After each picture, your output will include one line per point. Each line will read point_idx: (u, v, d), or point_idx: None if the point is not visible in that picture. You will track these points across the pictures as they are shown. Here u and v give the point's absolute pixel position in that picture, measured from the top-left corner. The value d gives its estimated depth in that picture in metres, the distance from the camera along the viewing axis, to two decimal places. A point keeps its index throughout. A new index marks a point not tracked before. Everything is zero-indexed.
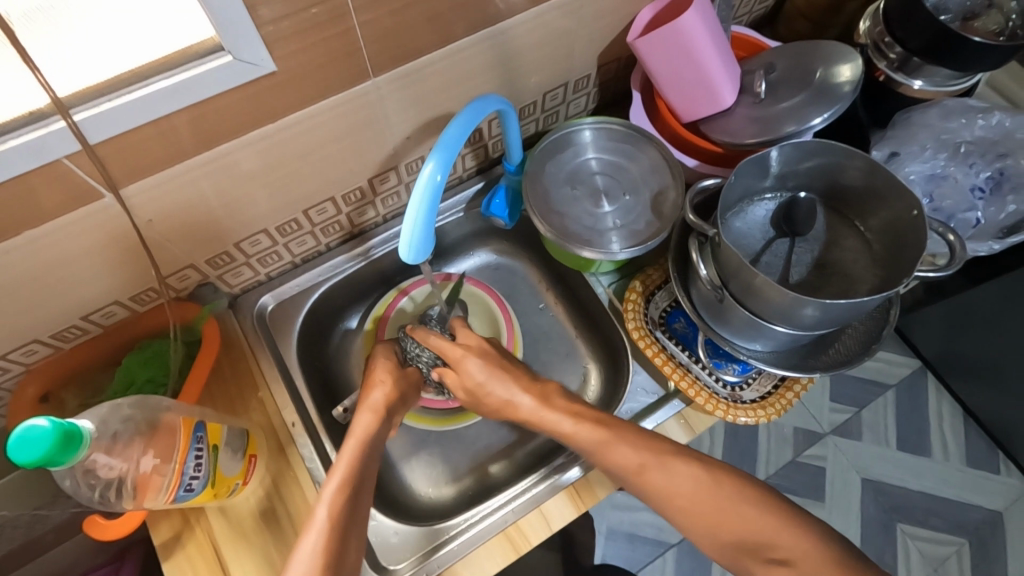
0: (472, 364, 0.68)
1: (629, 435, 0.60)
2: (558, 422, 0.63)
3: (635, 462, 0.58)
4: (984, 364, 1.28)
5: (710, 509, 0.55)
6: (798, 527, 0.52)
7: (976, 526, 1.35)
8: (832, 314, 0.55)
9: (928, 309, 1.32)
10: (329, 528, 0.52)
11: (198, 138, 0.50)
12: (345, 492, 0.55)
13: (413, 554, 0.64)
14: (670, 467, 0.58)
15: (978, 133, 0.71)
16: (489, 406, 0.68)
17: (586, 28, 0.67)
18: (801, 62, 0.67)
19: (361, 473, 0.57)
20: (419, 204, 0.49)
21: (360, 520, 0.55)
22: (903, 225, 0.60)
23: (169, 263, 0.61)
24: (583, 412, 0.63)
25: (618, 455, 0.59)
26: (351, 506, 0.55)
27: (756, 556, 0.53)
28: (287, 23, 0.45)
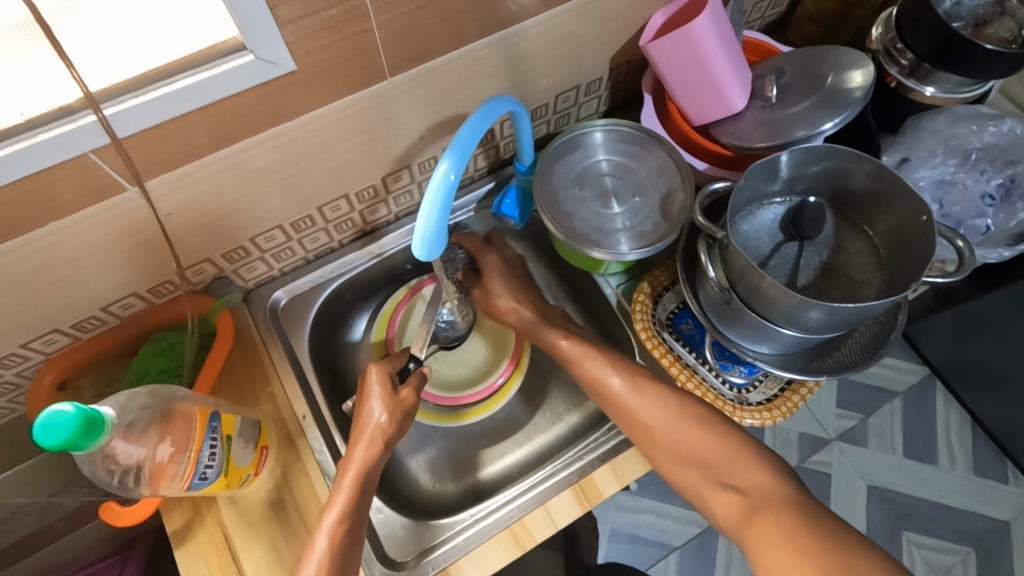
0: (474, 297, 0.77)
1: (607, 354, 0.65)
2: (553, 336, 0.69)
3: (613, 379, 0.64)
4: (993, 373, 1.28)
5: (678, 433, 0.59)
6: (755, 461, 0.55)
7: (982, 535, 1.34)
8: (839, 318, 0.55)
9: (938, 316, 1.32)
10: (330, 556, 0.54)
11: (219, 134, 0.51)
12: (345, 520, 0.56)
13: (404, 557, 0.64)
14: (646, 388, 0.62)
15: (987, 140, 0.71)
16: (495, 312, 0.76)
17: (599, 31, 0.68)
18: (811, 67, 0.68)
19: (360, 499, 0.58)
20: (433, 204, 0.50)
21: (359, 546, 0.56)
22: (911, 231, 0.60)
23: (186, 256, 0.63)
24: (575, 333, 0.69)
25: (599, 370, 0.64)
26: (351, 533, 0.56)
27: (710, 479, 0.56)
28: (306, 23, 0.46)
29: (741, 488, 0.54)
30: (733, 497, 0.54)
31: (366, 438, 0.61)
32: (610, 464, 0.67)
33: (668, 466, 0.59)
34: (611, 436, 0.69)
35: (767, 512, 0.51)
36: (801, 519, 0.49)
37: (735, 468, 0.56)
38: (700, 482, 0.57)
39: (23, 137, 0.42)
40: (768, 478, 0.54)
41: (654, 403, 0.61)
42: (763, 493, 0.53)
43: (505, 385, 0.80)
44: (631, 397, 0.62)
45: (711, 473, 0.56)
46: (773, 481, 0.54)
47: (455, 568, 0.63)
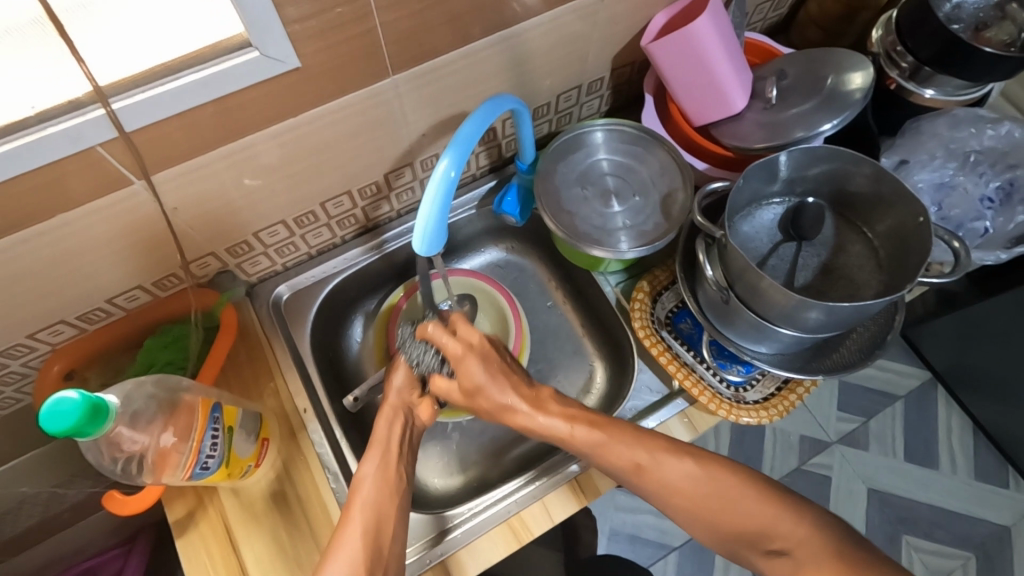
0: (475, 367, 0.65)
1: (624, 434, 0.61)
2: (555, 428, 0.63)
3: (631, 457, 0.60)
4: (996, 377, 1.27)
5: (709, 497, 0.57)
6: (797, 517, 0.55)
7: (982, 540, 1.34)
8: (838, 317, 0.56)
9: (941, 320, 1.31)
10: (377, 490, 0.58)
11: (224, 130, 0.52)
12: (385, 462, 0.61)
13: (422, 538, 0.65)
14: (665, 459, 0.59)
15: (986, 143, 0.71)
16: (485, 411, 0.66)
17: (601, 32, 0.69)
18: (812, 69, 0.68)
19: (396, 445, 0.63)
20: (433, 199, 0.51)
21: (401, 483, 0.60)
22: (908, 232, 0.60)
23: (191, 250, 0.63)
24: (577, 415, 0.64)
25: (614, 454, 0.60)
26: (391, 472, 0.60)
27: (754, 546, 0.56)
28: (312, 22, 0.47)
29: (789, 549, 0.54)
30: (782, 560, 0.54)
31: (394, 398, 0.66)
32: None
33: (706, 534, 0.58)
34: None
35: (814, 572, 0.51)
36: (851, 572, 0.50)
37: (778, 526, 0.55)
38: (745, 546, 0.57)
39: (34, 130, 0.43)
40: (815, 532, 0.53)
41: (682, 468, 0.59)
42: (809, 551, 0.52)
43: None
44: (656, 478, 0.59)
45: (750, 536, 0.56)
46: (821, 539, 0.53)
47: (453, 561, 0.63)
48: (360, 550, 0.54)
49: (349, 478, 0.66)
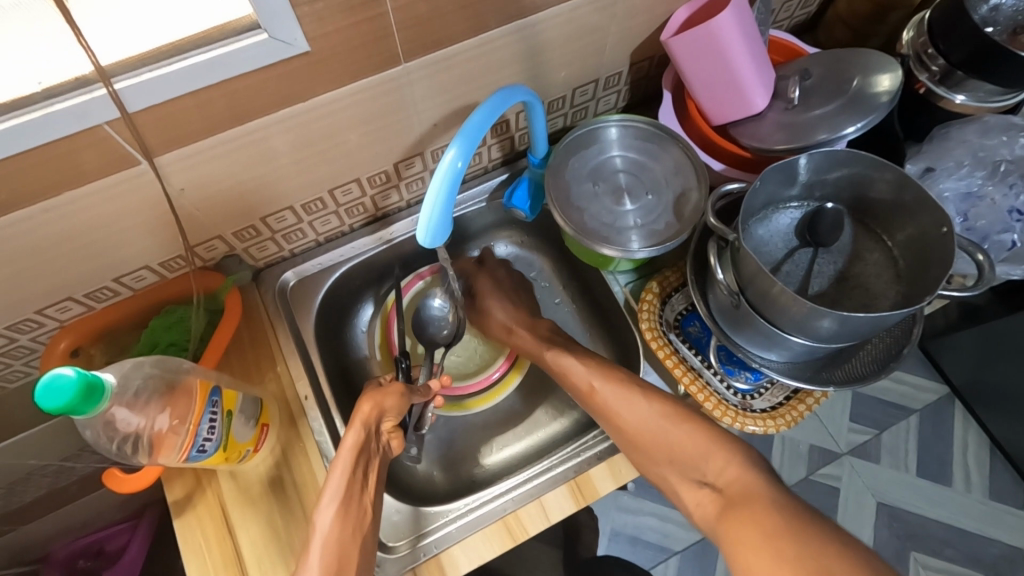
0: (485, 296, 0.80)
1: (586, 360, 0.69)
2: (556, 356, 0.71)
3: (592, 381, 0.67)
4: (1018, 395, 1.24)
5: (652, 433, 0.61)
6: (730, 457, 0.57)
7: (994, 562, 1.31)
8: (850, 328, 0.54)
9: (963, 334, 1.28)
10: (333, 537, 0.55)
11: (232, 112, 0.51)
12: (343, 502, 0.57)
13: (405, 536, 0.65)
14: (619, 385, 0.65)
15: (1018, 151, 0.68)
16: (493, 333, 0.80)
17: (620, 25, 0.67)
18: (837, 71, 0.66)
19: (357, 484, 0.58)
20: (438, 189, 0.50)
21: (359, 527, 0.57)
22: (929, 241, 0.58)
23: (198, 232, 0.63)
24: (557, 341, 0.74)
25: (579, 374, 0.68)
26: (350, 516, 0.57)
27: (685, 475, 0.59)
28: (322, 5, 0.46)
29: (716, 485, 0.56)
30: (709, 494, 0.57)
31: (358, 419, 0.61)
32: (608, 463, 0.66)
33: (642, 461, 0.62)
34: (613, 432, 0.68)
35: (741, 508, 0.52)
36: (780, 515, 0.49)
37: (710, 463, 0.58)
38: (677, 476, 0.60)
39: (40, 106, 0.43)
40: (744, 473, 0.55)
41: (634, 403, 0.63)
42: (739, 489, 0.54)
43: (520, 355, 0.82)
44: (609, 398, 0.65)
45: (686, 469, 0.59)
46: (752, 478, 0.55)
47: (446, 556, 0.63)
48: None
49: None
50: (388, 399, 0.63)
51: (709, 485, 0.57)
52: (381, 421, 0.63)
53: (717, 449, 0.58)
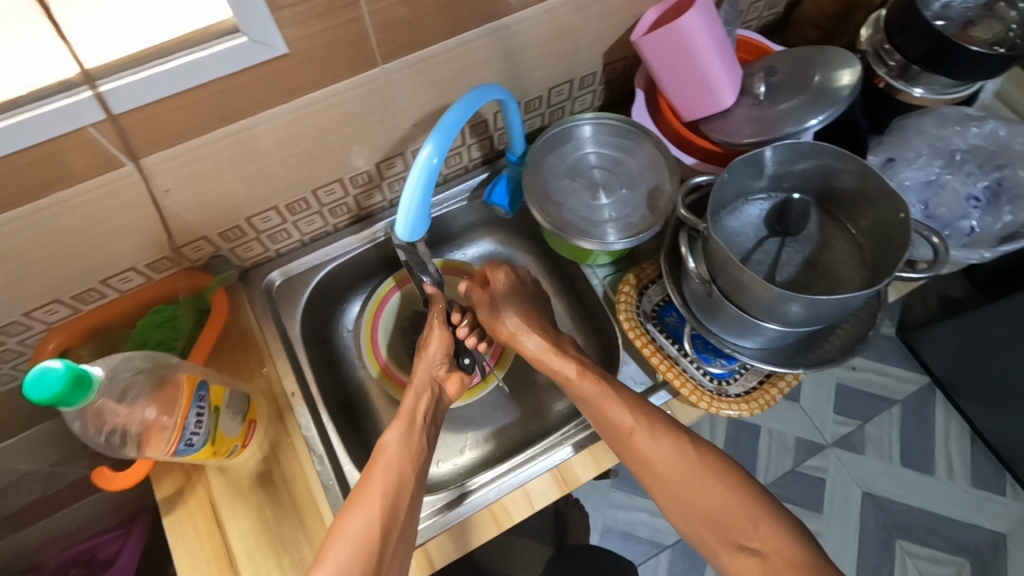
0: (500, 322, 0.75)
1: (626, 398, 0.64)
2: (565, 368, 0.69)
3: (629, 420, 0.62)
4: (997, 383, 1.26)
5: (700, 491, 0.59)
6: (776, 523, 0.56)
7: (978, 549, 1.34)
8: (818, 312, 0.57)
9: (944, 325, 1.31)
10: (396, 457, 0.61)
11: (214, 114, 0.53)
12: (405, 431, 0.64)
13: (433, 504, 0.66)
14: (657, 432, 0.62)
15: (970, 142, 0.70)
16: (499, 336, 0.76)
17: (593, 26, 0.69)
18: (801, 67, 0.69)
19: (417, 417, 0.66)
20: (416, 184, 0.52)
21: (418, 453, 0.63)
22: (888, 228, 0.61)
23: (185, 233, 0.65)
24: (587, 366, 0.68)
25: (613, 412, 0.63)
26: (411, 441, 0.63)
27: (727, 540, 0.57)
28: (299, 9, 0.48)
29: (761, 551, 0.55)
30: (750, 558, 0.55)
31: (419, 375, 0.71)
32: (588, 451, 0.68)
33: (683, 521, 0.60)
34: None
35: None
36: None
37: (756, 530, 0.56)
38: (719, 540, 0.57)
39: (28, 108, 0.44)
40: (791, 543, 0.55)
41: (673, 451, 0.61)
42: (781, 557, 0.54)
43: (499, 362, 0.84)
44: (649, 449, 0.61)
45: (728, 531, 0.57)
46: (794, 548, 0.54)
47: (434, 545, 0.64)
48: (366, 536, 0.54)
49: (333, 461, 0.68)
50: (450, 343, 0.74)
51: (753, 550, 0.55)
52: (435, 374, 0.72)
53: (760, 514, 0.57)
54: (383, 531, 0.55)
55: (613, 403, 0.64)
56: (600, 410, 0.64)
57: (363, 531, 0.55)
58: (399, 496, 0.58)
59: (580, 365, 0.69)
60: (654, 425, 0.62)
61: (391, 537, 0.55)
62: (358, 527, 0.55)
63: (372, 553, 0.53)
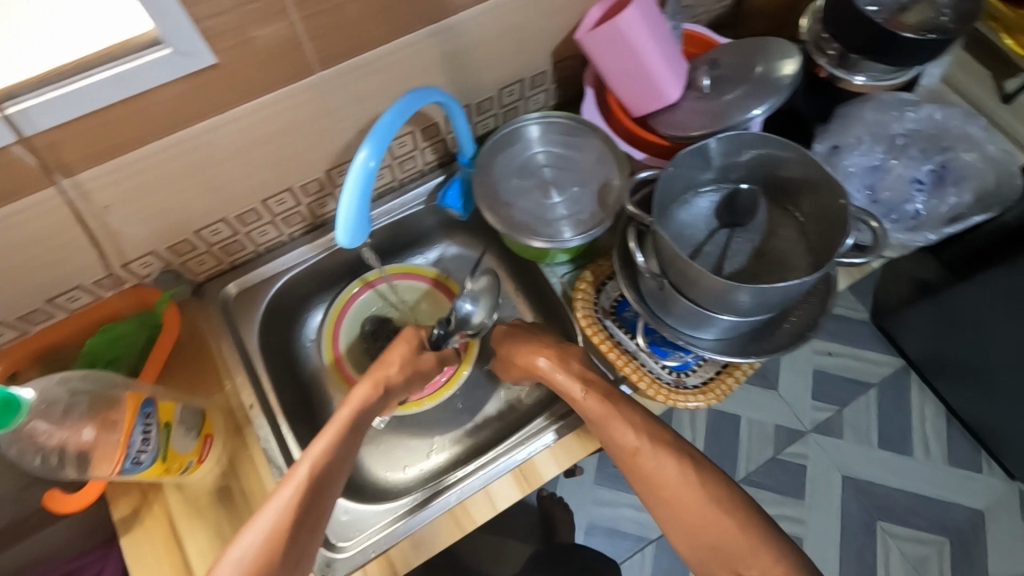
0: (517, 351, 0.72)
1: (632, 417, 0.63)
2: (570, 386, 0.66)
3: (632, 441, 0.62)
4: (968, 363, 1.28)
5: (707, 521, 0.58)
6: (776, 556, 0.55)
7: (958, 527, 1.36)
8: (766, 299, 0.57)
9: (918, 308, 1.32)
10: (317, 468, 0.57)
11: (146, 127, 0.52)
12: (337, 442, 0.60)
13: (372, 525, 0.66)
14: (663, 454, 0.61)
15: (908, 126, 0.71)
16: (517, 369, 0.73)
17: (537, 25, 0.69)
18: (744, 58, 0.69)
19: (354, 425, 0.62)
20: (353, 188, 0.52)
21: (342, 467, 0.59)
22: (827, 213, 0.62)
23: (132, 249, 0.64)
24: (593, 381, 0.66)
25: (617, 432, 0.62)
26: (341, 451, 0.60)
27: (727, 566, 0.56)
28: (224, 18, 0.48)
29: None
30: None
31: (376, 375, 0.67)
32: (551, 449, 0.68)
33: (686, 545, 0.59)
34: (558, 419, 0.70)
35: None
36: None
37: (755, 558, 0.55)
38: (717, 563, 0.57)
39: None
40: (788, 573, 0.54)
41: (678, 477, 0.60)
42: None
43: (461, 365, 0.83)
44: (653, 472, 0.61)
45: (728, 558, 0.57)
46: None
47: (397, 551, 0.64)
48: (254, 554, 0.52)
49: None
50: (406, 376, 0.69)
51: None
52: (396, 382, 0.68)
53: (758, 543, 0.56)
54: (271, 564, 0.52)
55: (621, 423, 0.63)
56: (608, 431, 0.63)
57: (247, 559, 0.52)
58: (302, 529, 0.54)
59: (591, 383, 0.66)
60: (663, 449, 0.62)
61: (280, 569, 0.52)
62: (245, 554, 0.52)
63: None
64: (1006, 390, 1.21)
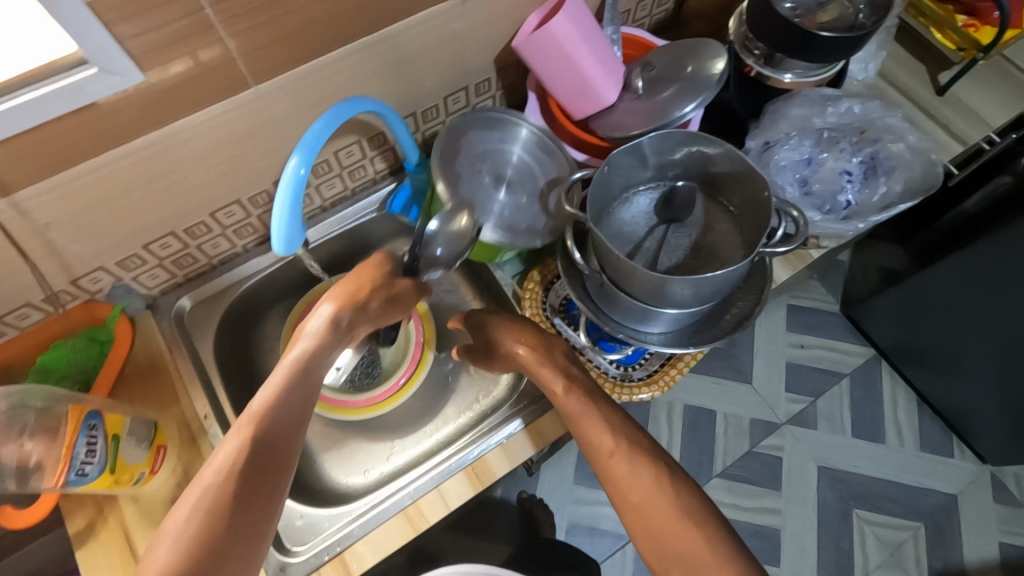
0: (500, 337, 0.71)
1: (608, 416, 0.63)
2: (554, 382, 0.66)
3: (607, 441, 0.61)
4: (937, 351, 1.29)
5: (675, 528, 0.55)
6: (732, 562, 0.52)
7: (931, 510, 1.38)
8: (698, 290, 0.59)
9: (884, 298, 1.34)
10: (268, 416, 0.49)
11: (82, 144, 0.53)
12: (282, 393, 0.51)
13: (326, 528, 0.67)
14: (637, 457, 0.59)
15: (831, 120, 0.74)
16: (495, 357, 0.72)
17: (476, 34, 0.71)
18: (676, 59, 0.72)
19: (307, 369, 0.54)
20: (284, 196, 0.54)
21: (302, 413, 0.51)
22: (758, 206, 0.64)
23: (80, 265, 0.65)
24: (575, 378, 0.66)
25: (594, 430, 0.61)
26: (298, 394, 0.52)
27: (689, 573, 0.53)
28: (151, 37, 0.49)
29: None
30: None
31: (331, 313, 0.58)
32: (501, 447, 0.70)
33: (652, 554, 0.56)
34: (506, 420, 0.72)
35: None
36: None
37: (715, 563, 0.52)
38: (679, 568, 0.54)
39: None
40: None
41: (651, 482, 0.58)
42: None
43: (420, 364, 0.83)
44: (625, 475, 0.58)
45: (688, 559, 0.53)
46: None
47: (350, 553, 0.65)
48: (192, 533, 0.43)
49: None
50: (375, 304, 0.61)
51: None
52: (356, 316, 0.60)
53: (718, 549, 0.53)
54: (215, 527, 0.44)
55: (597, 417, 0.62)
56: (580, 428, 0.63)
57: (183, 537, 0.43)
58: (262, 469, 0.47)
59: (570, 384, 0.65)
60: (636, 452, 0.60)
61: (224, 536, 0.44)
62: (182, 532, 0.43)
63: (205, 557, 0.43)
64: (972, 375, 1.23)
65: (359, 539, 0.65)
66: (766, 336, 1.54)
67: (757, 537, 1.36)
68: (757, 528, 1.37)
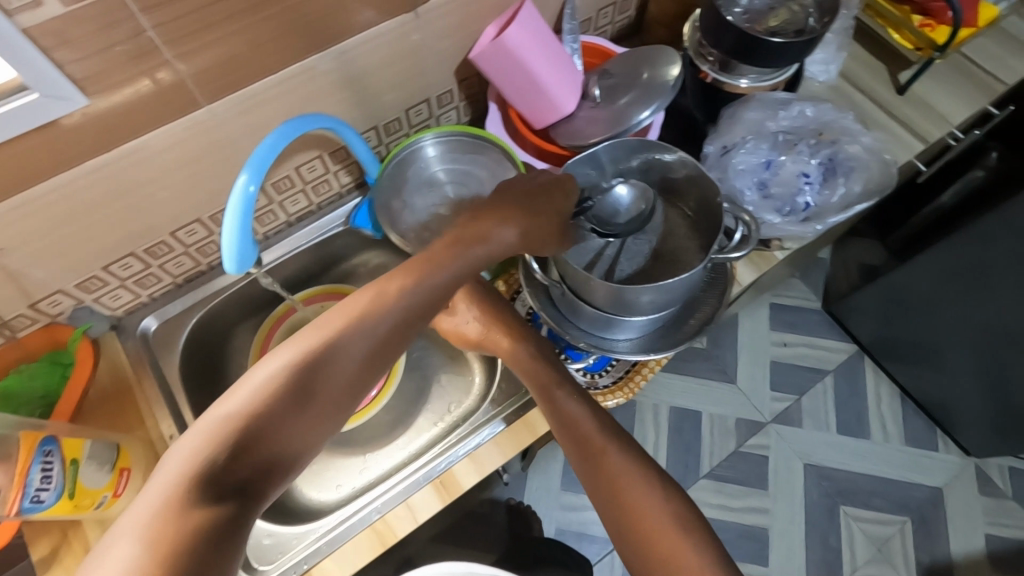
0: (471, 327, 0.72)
1: (585, 418, 0.64)
2: (535, 378, 0.66)
3: (589, 439, 0.62)
4: (920, 346, 1.29)
5: (651, 521, 0.58)
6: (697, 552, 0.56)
7: (918, 505, 1.38)
8: (656, 296, 0.59)
9: (864, 296, 1.34)
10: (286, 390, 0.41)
11: (31, 169, 0.53)
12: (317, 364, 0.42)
13: (294, 546, 0.67)
14: (620, 452, 0.62)
15: (786, 124, 0.74)
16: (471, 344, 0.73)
17: (432, 48, 0.71)
18: (632, 67, 0.72)
19: (356, 345, 0.44)
20: (234, 215, 0.54)
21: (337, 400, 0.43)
22: (712, 210, 0.64)
23: (37, 289, 0.64)
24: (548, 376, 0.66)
25: (574, 429, 0.63)
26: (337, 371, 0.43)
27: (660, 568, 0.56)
28: (92, 62, 0.49)
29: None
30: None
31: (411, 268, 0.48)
32: (468, 459, 0.69)
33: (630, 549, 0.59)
34: (472, 430, 0.72)
35: None
36: None
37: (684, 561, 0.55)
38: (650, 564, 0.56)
39: None
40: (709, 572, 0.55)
41: (635, 478, 0.60)
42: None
43: (389, 377, 0.82)
44: (612, 464, 0.61)
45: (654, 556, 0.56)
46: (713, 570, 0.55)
47: (318, 569, 0.65)
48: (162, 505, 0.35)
49: None
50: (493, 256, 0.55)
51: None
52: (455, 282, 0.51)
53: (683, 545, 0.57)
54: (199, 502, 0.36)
55: (576, 415, 0.64)
56: (559, 428, 0.64)
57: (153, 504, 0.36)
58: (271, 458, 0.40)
59: (551, 384, 0.66)
60: (614, 450, 0.62)
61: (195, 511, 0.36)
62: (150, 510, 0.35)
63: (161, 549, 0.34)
64: (954, 369, 1.24)
65: (330, 554, 0.65)
66: (748, 336, 1.54)
67: (745, 537, 1.36)
68: (745, 528, 1.37)
